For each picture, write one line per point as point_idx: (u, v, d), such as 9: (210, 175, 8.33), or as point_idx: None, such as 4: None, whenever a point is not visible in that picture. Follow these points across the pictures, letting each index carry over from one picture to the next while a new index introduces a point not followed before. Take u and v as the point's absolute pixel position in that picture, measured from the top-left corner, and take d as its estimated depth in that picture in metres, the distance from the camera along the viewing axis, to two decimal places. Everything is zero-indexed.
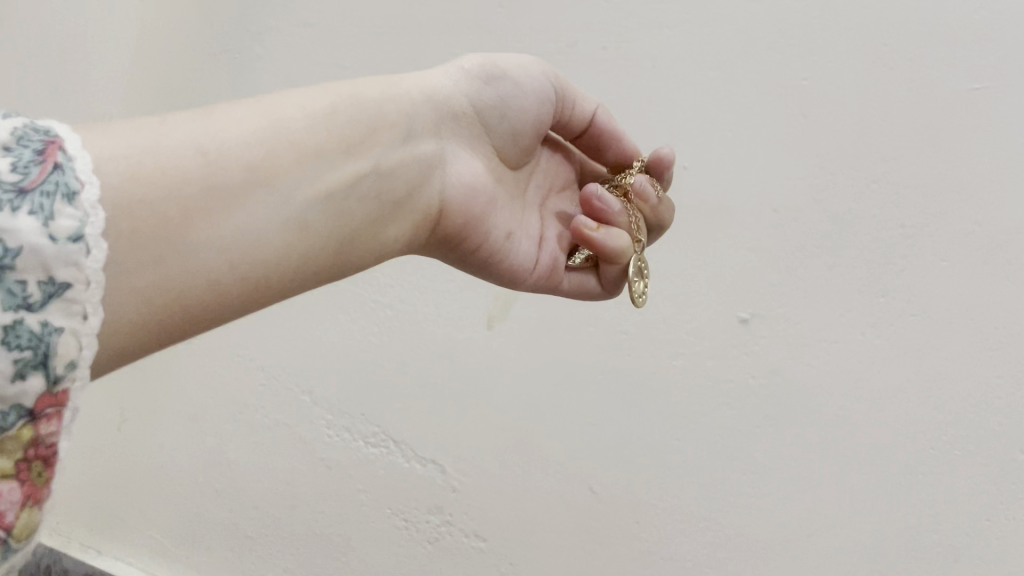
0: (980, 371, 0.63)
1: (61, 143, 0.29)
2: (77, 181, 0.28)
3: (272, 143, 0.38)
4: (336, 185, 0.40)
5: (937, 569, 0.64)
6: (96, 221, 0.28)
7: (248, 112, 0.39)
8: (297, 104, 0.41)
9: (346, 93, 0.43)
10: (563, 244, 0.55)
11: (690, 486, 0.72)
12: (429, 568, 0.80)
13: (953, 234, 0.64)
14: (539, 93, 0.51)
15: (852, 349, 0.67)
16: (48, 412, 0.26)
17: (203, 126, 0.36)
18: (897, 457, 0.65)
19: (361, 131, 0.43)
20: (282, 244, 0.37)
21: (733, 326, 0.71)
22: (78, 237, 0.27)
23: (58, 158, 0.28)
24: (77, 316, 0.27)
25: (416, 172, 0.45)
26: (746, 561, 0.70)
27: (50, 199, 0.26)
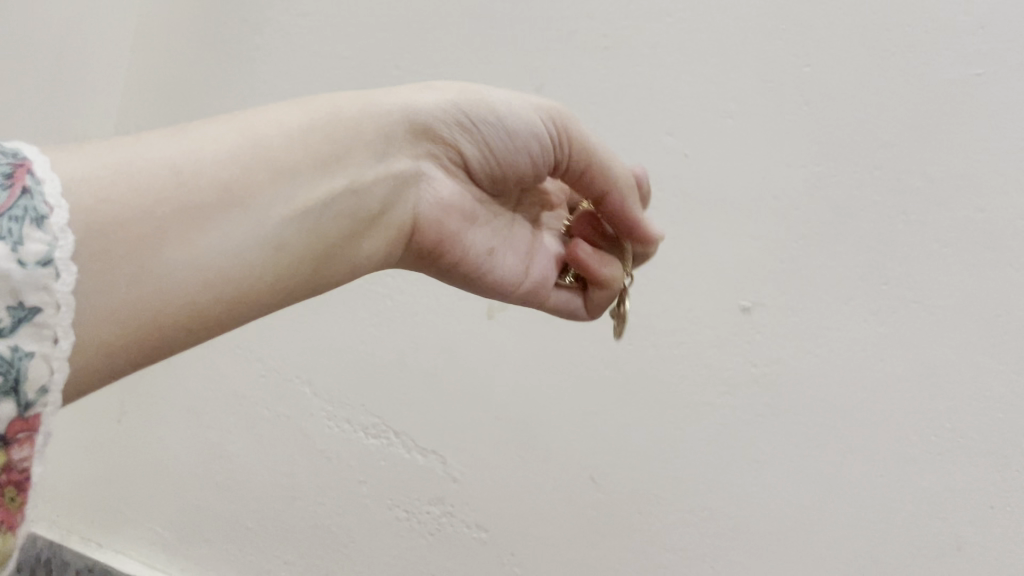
0: (982, 359, 0.63)
1: (30, 164, 0.30)
2: (46, 204, 0.29)
3: (246, 162, 0.38)
4: (309, 204, 0.40)
5: (942, 559, 0.63)
6: (65, 244, 0.29)
7: (224, 131, 0.39)
8: (275, 119, 0.41)
9: (330, 115, 0.42)
10: (553, 264, 0.55)
11: (691, 476, 0.71)
12: (430, 559, 0.79)
13: (955, 221, 0.64)
14: (533, 134, 0.47)
15: (854, 337, 0.67)
16: (19, 437, 0.27)
17: (176, 144, 0.36)
18: (900, 446, 0.65)
19: (340, 148, 0.42)
20: (257, 261, 0.37)
21: (735, 315, 0.71)
22: (47, 262, 0.28)
23: (26, 181, 0.30)
24: (48, 340, 0.28)
25: (397, 186, 0.45)
26: (748, 550, 0.69)
27: (18, 224, 0.28)
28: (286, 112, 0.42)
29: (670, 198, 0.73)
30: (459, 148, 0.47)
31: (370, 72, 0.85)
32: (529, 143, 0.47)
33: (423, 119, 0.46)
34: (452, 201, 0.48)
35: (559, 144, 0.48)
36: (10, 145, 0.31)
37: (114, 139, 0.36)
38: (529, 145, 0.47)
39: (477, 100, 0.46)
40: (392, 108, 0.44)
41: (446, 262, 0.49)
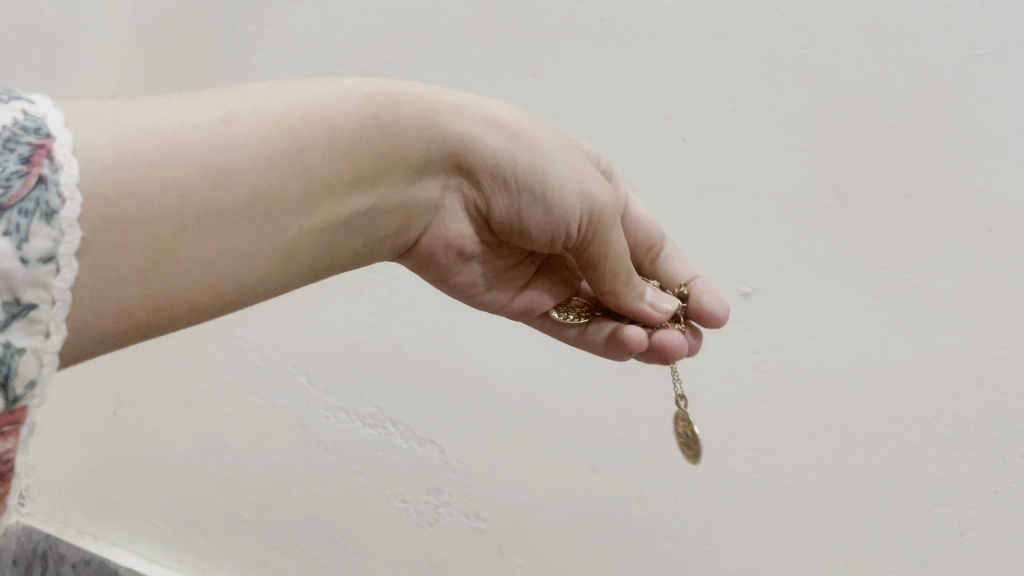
0: (983, 343, 0.62)
1: (50, 146, 0.28)
2: (59, 195, 0.28)
3: (286, 168, 0.36)
4: (328, 216, 0.39)
5: (942, 542, 0.64)
6: (71, 239, 0.28)
7: (278, 123, 0.36)
8: (327, 122, 0.38)
9: (385, 134, 0.40)
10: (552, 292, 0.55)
11: (692, 464, 0.71)
12: (428, 549, 0.79)
13: (956, 205, 0.63)
14: (562, 221, 0.45)
15: (855, 322, 0.66)
16: (5, 429, 0.27)
17: (218, 140, 0.34)
18: (902, 431, 0.65)
19: (378, 169, 0.40)
20: (261, 267, 0.37)
21: (735, 300, 0.70)
22: (49, 258, 0.27)
23: (43, 168, 0.28)
24: (39, 335, 0.27)
25: (418, 204, 0.44)
26: (749, 535, 0.69)
27: (27, 219, 0.26)
28: (349, 115, 0.39)
29: (668, 182, 0.72)
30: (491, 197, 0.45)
31: (367, 59, 0.84)
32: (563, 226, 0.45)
33: (468, 156, 0.43)
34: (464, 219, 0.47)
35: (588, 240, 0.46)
36: (31, 116, 0.29)
37: (154, 110, 0.33)
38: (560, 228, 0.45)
39: (531, 172, 0.43)
40: (445, 137, 0.42)
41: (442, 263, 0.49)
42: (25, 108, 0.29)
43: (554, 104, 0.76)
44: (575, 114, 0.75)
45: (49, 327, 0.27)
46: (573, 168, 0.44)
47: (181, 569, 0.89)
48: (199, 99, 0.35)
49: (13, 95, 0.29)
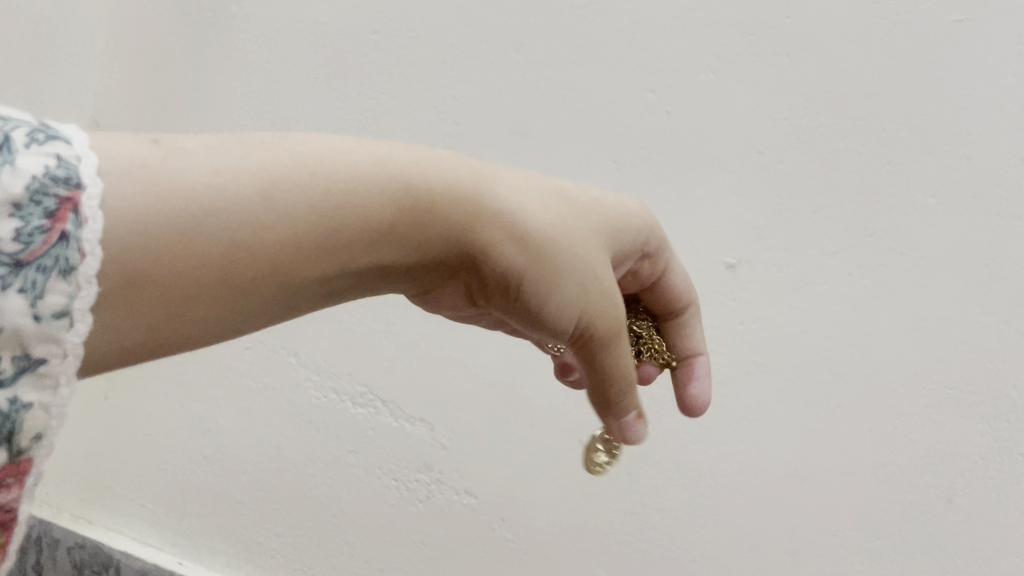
0: (969, 309, 0.62)
1: (80, 198, 0.27)
2: (79, 250, 0.27)
3: (300, 251, 0.32)
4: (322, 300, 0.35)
5: (931, 509, 0.64)
6: (88, 295, 0.27)
7: (308, 212, 0.32)
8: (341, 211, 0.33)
9: (407, 231, 0.35)
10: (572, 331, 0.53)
11: (683, 436, 0.72)
12: (420, 527, 0.79)
13: (941, 171, 0.63)
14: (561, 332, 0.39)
15: (841, 291, 0.66)
16: (9, 482, 0.26)
17: (244, 218, 0.31)
18: (890, 399, 0.65)
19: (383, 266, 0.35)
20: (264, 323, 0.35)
21: (720, 272, 0.70)
22: (64, 313, 0.26)
23: (68, 222, 0.26)
24: (48, 389, 0.27)
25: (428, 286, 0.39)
26: (738, 504, 0.70)
27: (44, 277, 0.26)
28: (380, 212, 0.34)
29: (652, 154, 0.72)
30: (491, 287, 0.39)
31: (350, 39, 0.84)
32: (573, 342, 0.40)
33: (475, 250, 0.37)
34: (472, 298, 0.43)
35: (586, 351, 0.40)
36: (66, 159, 0.27)
37: (191, 166, 0.31)
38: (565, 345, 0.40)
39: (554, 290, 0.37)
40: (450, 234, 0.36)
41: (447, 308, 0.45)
42: (59, 150, 0.27)
43: (537, 79, 0.76)
44: (558, 89, 0.75)
45: (60, 381, 0.27)
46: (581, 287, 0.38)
47: (175, 551, 0.89)
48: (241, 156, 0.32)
49: (51, 133, 0.27)
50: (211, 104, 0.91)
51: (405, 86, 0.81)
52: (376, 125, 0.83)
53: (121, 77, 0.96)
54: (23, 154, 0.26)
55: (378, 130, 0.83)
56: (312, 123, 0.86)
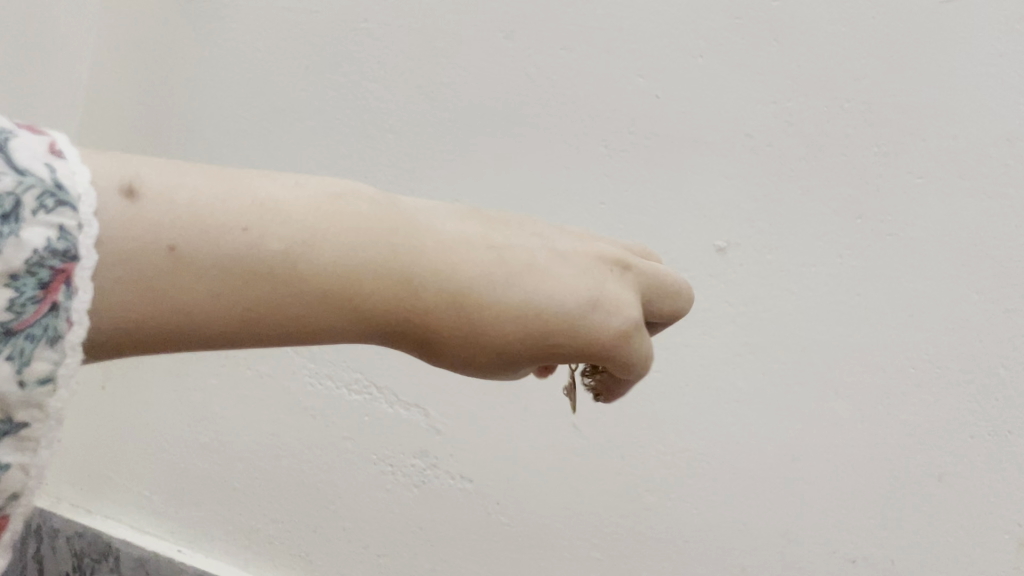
0: (958, 288, 0.63)
1: (74, 269, 0.27)
2: (68, 319, 0.27)
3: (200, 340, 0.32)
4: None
5: (921, 487, 0.65)
6: (72, 362, 0.28)
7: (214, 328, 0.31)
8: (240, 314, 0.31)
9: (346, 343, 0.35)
10: None
11: (676, 418, 0.72)
12: (416, 512, 0.80)
13: (929, 151, 0.63)
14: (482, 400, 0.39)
15: (830, 272, 0.66)
16: None
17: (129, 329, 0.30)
18: (880, 378, 0.65)
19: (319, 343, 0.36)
20: None
21: (711, 255, 0.70)
22: (48, 380, 0.27)
23: (60, 294, 0.27)
24: (28, 451, 0.28)
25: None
26: (730, 486, 0.70)
27: (32, 345, 0.26)
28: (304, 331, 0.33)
29: (641, 138, 0.72)
30: None
31: (342, 26, 0.84)
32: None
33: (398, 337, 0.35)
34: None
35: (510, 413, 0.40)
36: (68, 229, 0.27)
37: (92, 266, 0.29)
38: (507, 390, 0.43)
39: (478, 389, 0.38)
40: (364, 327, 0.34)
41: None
42: (64, 219, 0.27)
43: (526, 64, 0.76)
44: (548, 74, 0.75)
45: (40, 443, 0.28)
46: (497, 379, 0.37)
47: (173, 539, 0.89)
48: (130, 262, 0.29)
49: (63, 197, 0.27)
50: (204, 92, 0.91)
51: (396, 74, 0.82)
52: (367, 113, 0.83)
53: (113, 63, 0.96)
54: (29, 226, 0.26)
55: (369, 117, 0.83)
56: (304, 110, 0.86)
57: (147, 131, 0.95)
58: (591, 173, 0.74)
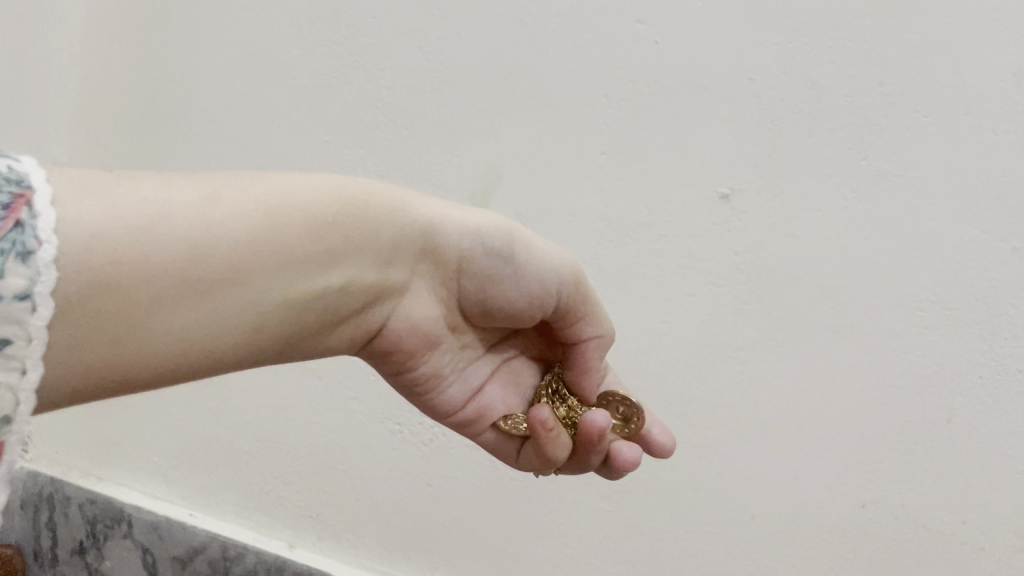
0: (965, 228, 0.62)
1: (32, 194, 0.31)
2: (36, 238, 0.30)
3: (262, 245, 0.39)
4: (305, 292, 0.41)
5: (932, 430, 0.64)
6: (46, 280, 0.30)
7: (274, 234, 0.39)
8: (301, 208, 0.41)
9: (372, 260, 0.44)
10: (494, 401, 0.55)
11: (683, 368, 0.71)
12: (426, 470, 0.80)
13: (933, 88, 0.62)
14: (539, 284, 0.49)
15: (836, 215, 0.65)
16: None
17: (202, 215, 0.36)
18: (888, 322, 0.65)
19: (352, 267, 0.43)
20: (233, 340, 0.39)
21: (714, 203, 0.69)
22: (25, 295, 0.29)
23: (22, 214, 0.30)
24: (15, 372, 0.30)
25: (387, 290, 0.47)
26: (739, 433, 0.70)
27: (4, 256, 0.29)
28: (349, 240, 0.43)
29: (642, 85, 0.71)
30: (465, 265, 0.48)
31: None
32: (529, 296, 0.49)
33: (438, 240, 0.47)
34: (438, 306, 0.50)
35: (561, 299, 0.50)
36: (17, 169, 0.31)
37: (107, 173, 0.35)
38: (537, 301, 0.50)
39: (511, 268, 0.48)
40: (400, 224, 0.45)
41: (407, 361, 0.51)
42: (11, 163, 0.31)
43: (522, 14, 0.75)
44: (545, 22, 0.74)
45: (25, 364, 0.30)
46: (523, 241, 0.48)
47: (185, 504, 0.90)
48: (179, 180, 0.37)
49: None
50: (197, 52, 0.90)
51: (390, 28, 0.80)
52: (364, 71, 0.82)
53: (113, 27, 0.96)
54: None
55: (364, 75, 0.82)
56: (298, 69, 0.85)
57: (144, 97, 0.94)
58: (590, 122, 0.72)
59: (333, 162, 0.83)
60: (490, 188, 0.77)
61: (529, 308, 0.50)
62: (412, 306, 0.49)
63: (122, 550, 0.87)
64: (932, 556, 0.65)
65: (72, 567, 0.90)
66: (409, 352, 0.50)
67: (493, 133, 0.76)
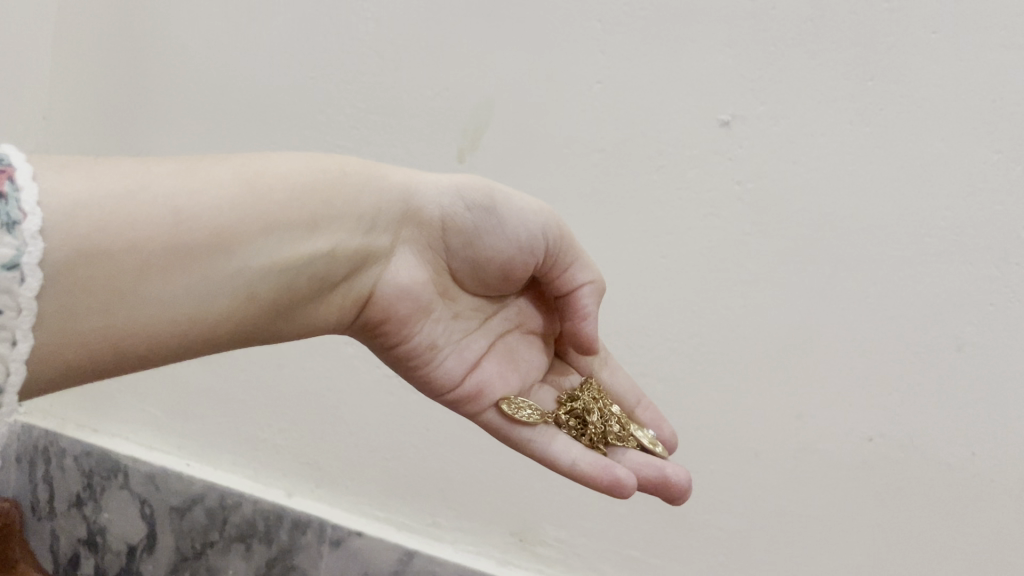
0: (975, 150, 0.60)
1: (12, 172, 0.32)
2: (20, 210, 0.31)
3: (245, 210, 0.41)
4: (291, 259, 0.43)
5: (941, 359, 0.62)
6: (33, 250, 0.31)
7: (255, 202, 0.42)
8: (279, 175, 0.44)
9: (349, 221, 0.47)
10: (496, 379, 0.54)
11: (683, 304, 0.69)
12: (424, 414, 0.78)
13: (942, 3, 0.60)
14: (517, 240, 0.51)
15: (840, 140, 0.63)
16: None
17: (184, 186, 0.39)
18: (895, 249, 0.62)
19: (333, 231, 0.46)
20: (224, 306, 0.41)
21: (714, 131, 0.66)
22: (13, 266, 0.31)
23: (4, 187, 0.31)
24: (7, 343, 0.31)
25: (371, 254, 0.49)
26: (741, 368, 0.68)
27: None
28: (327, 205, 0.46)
29: (638, 9, 0.68)
30: (442, 227, 0.51)
31: None
32: (516, 246, 0.51)
33: (413, 204, 0.50)
34: (420, 270, 0.52)
35: (541, 255, 0.52)
36: None
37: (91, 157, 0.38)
38: (518, 256, 0.51)
39: (485, 226, 0.50)
40: (371, 189, 0.48)
41: (399, 330, 0.51)
42: None
43: None
44: None
45: (14, 335, 0.31)
46: (496, 201, 0.50)
47: (182, 454, 0.88)
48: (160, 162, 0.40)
49: None
50: None
51: None
52: (348, 4, 0.79)
53: None
54: None
55: (351, 8, 0.78)
56: (282, 5, 0.82)
57: (122, 38, 0.91)
58: (584, 50, 0.70)
59: (320, 100, 0.81)
60: (483, 122, 0.74)
61: (509, 266, 0.52)
62: (396, 273, 0.51)
63: (120, 502, 0.87)
64: (940, 490, 0.63)
65: (70, 520, 0.89)
66: (400, 319, 0.51)
67: (484, 65, 0.73)
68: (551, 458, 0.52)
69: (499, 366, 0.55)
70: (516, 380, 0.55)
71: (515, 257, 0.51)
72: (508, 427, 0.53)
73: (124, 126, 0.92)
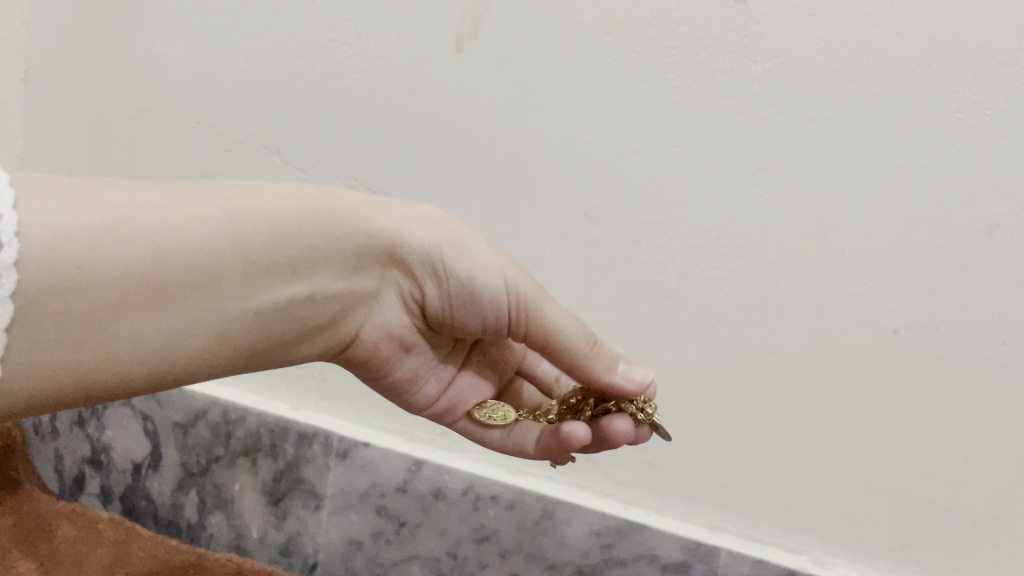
0: (1008, 15, 0.55)
1: None
2: None
3: (223, 253, 0.44)
4: (269, 302, 0.47)
5: (970, 244, 0.59)
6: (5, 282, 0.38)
7: (236, 242, 0.45)
8: (266, 213, 0.46)
9: (329, 267, 0.48)
10: (470, 394, 0.60)
11: (696, 196, 0.65)
12: None
13: None
14: (491, 298, 0.51)
15: (867, 11, 0.57)
16: None
17: (165, 226, 0.42)
18: (922, 128, 0.58)
19: (316, 278, 0.48)
20: (201, 349, 0.45)
21: (727, 7, 0.61)
22: None
23: None
24: None
25: (356, 294, 0.51)
26: (759, 261, 0.65)
27: None
28: (308, 255, 0.47)
29: None
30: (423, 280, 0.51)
31: None
32: (488, 309, 0.51)
33: (400, 248, 0.50)
34: (405, 311, 0.54)
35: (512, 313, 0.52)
36: None
37: (77, 180, 0.42)
38: (489, 317, 0.52)
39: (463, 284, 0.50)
40: (359, 232, 0.49)
41: (380, 365, 0.56)
42: None
43: None
44: None
45: None
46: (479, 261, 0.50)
47: None
48: (144, 190, 0.43)
49: None
50: None
51: None
52: None
53: None
54: None
55: None
56: None
57: None
58: None
59: None
60: (479, 9, 0.68)
61: (489, 320, 0.52)
62: (381, 312, 0.53)
63: (122, 418, 0.85)
64: (962, 378, 0.62)
65: (72, 438, 0.88)
66: (380, 358, 0.55)
67: None
68: (519, 447, 0.59)
69: (472, 378, 0.60)
70: (490, 389, 0.61)
71: (489, 317, 0.52)
72: (480, 433, 0.60)
73: (83, 21, 0.83)
